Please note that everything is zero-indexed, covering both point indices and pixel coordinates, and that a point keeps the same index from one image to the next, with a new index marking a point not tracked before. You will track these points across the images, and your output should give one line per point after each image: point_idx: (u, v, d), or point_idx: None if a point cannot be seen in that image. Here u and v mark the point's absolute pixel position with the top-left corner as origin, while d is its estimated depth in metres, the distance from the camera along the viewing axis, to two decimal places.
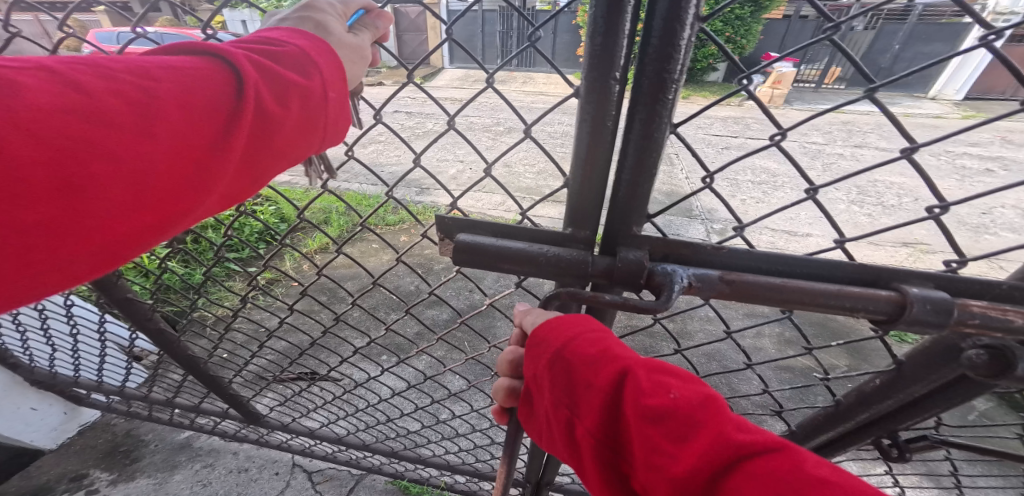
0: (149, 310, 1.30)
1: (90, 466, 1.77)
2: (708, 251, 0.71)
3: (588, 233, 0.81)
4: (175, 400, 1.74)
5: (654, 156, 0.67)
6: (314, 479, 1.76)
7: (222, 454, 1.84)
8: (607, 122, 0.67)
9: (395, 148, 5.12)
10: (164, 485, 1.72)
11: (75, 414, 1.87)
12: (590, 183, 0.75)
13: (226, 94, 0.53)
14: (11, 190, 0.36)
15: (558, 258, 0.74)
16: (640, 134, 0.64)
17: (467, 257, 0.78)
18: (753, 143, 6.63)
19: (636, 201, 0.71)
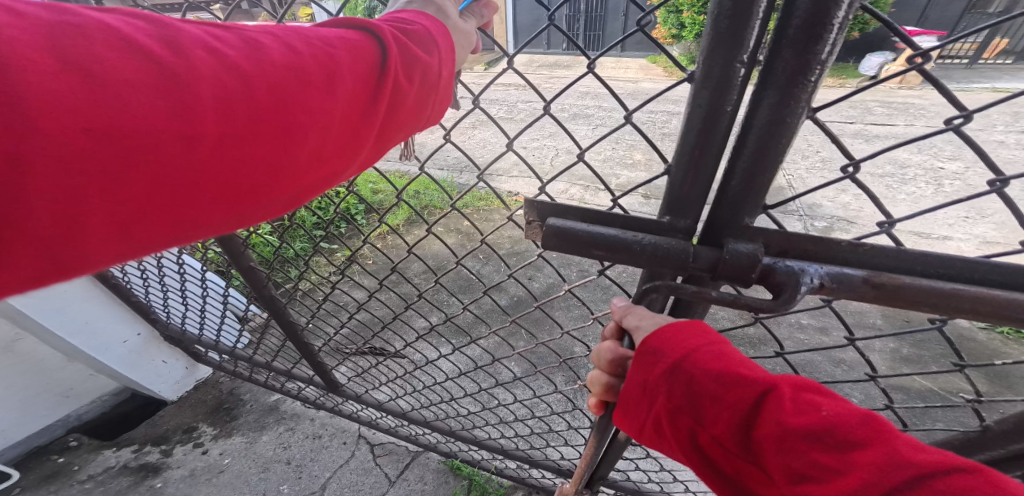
0: (265, 277, 1.43)
1: (199, 420, 1.98)
2: (841, 248, 0.54)
3: (688, 222, 0.62)
4: (272, 363, 1.91)
5: (785, 144, 0.49)
6: (375, 452, 1.84)
7: (302, 419, 1.98)
8: (726, 107, 0.50)
9: (464, 134, 5.21)
10: (254, 443, 1.88)
11: (193, 370, 2.15)
12: (694, 181, 0.58)
13: (366, 67, 0.49)
14: (165, 147, 0.34)
15: (655, 247, 0.59)
16: (768, 116, 0.47)
17: (557, 242, 0.65)
18: (869, 128, 5.64)
19: (753, 193, 0.54)
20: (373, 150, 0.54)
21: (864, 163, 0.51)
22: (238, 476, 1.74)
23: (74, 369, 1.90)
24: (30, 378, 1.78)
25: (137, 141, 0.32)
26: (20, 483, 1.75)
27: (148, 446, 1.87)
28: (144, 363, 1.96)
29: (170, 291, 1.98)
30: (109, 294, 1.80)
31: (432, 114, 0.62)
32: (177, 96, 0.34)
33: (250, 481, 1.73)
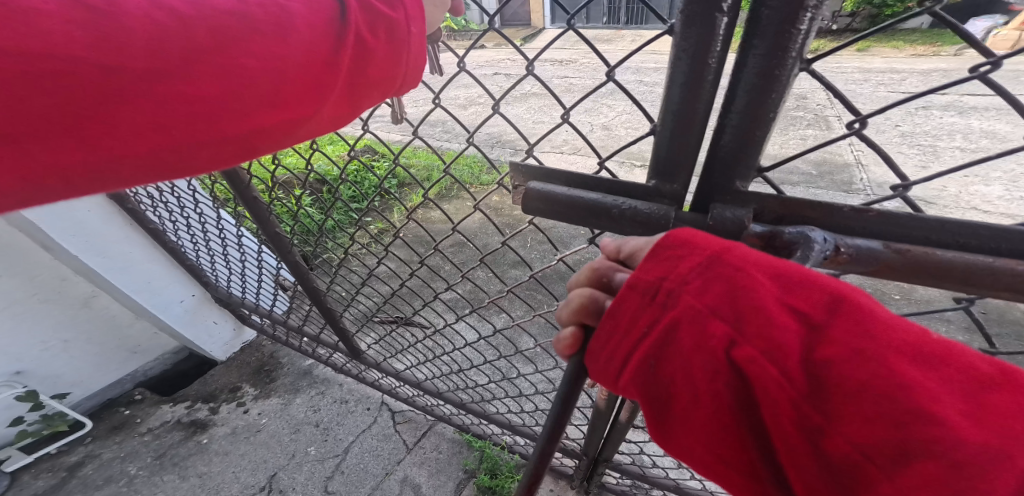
0: (289, 244, 1.50)
1: (243, 380, 2.16)
2: (843, 214, 0.46)
3: (676, 189, 0.55)
4: (303, 329, 2.02)
5: (777, 102, 0.43)
6: (395, 419, 1.92)
7: (331, 384, 2.09)
8: (712, 60, 0.43)
9: (494, 110, 5.18)
10: (289, 404, 2.02)
11: (239, 333, 2.34)
12: (682, 145, 0.51)
13: (321, 18, 0.52)
14: (123, 85, 0.42)
15: (635, 212, 0.55)
16: (759, 72, 0.41)
17: (538, 206, 0.62)
18: (952, 99, 4.98)
19: (745, 157, 0.48)
20: (339, 107, 0.57)
21: (871, 120, 0.44)
22: (273, 435, 1.89)
23: (140, 327, 2.13)
24: (104, 334, 2.02)
25: (101, 78, 0.41)
26: (93, 431, 1.96)
27: (198, 403, 2.07)
28: (197, 323, 2.15)
29: (215, 258, 2.13)
30: (167, 258, 1.98)
31: (409, 77, 0.63)
32: (139, 37, 0.42)
33: (283, 440, 1.87)
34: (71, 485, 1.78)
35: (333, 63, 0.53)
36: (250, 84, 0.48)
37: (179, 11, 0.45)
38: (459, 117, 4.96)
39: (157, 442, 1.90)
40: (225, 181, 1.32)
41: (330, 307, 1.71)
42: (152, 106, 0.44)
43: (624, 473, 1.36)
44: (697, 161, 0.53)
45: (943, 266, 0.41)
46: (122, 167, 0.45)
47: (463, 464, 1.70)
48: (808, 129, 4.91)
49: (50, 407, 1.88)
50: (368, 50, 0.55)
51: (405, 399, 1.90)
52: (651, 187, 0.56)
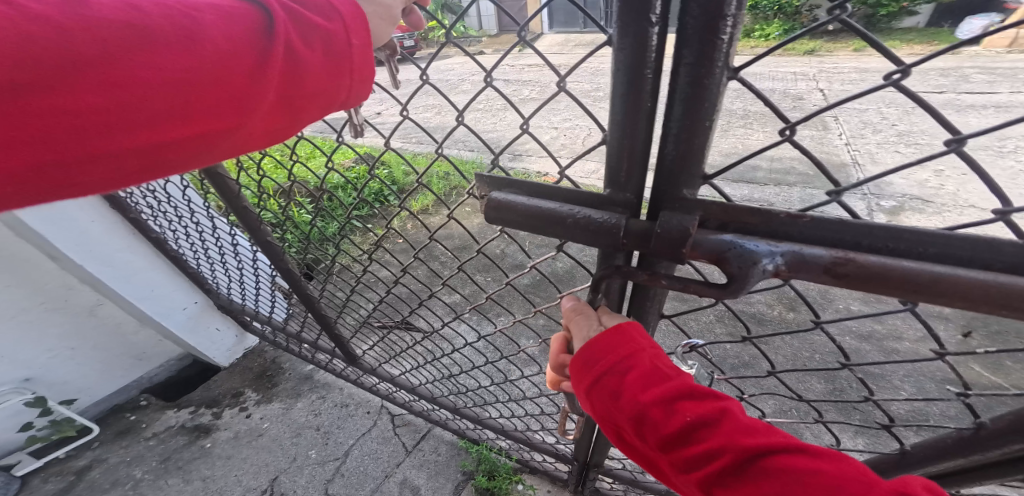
0: (281, 252, 1.58)
1: (245, 385, 2.20)
2: (781, 220, 0.52)
3: (628, 196, 0.67)
4: (301, 335, 2.07)
5: (708, 107, 0.52)
6: (395, 422, 1.95)
7: (332, 388, 2.13)
8: (647, 74, 0.54)
9: (494, 116, 5.22)
10: (291, 408, 2.06)
11: (242, 339, 2.38)
12: (632, 145, 0.62)
13: (260, 34, 0.52)
14: (30, 103, 0.38)
15: (587, 220, 0.65)
16: (689, 82, 0.50)
17: (502, 216, 0.73)
18: (953, 97, 4.98)
19: (689, 156, 0.56)
20: (272, 119, 0.56)
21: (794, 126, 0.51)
22: (274, 439, 1.92)
23: (145, 334, 2.18)
24: (111, 341, 2.07)
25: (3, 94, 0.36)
26: (101, 436, 2.01)
27: (202, 408, 2.10)
28: (200, 328, 2.19)
29: (216, 265, 2.19)
30: (168, 265, 2.02)
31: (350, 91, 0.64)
32: (41, 46, 0.38)
33: (284, 444, 1.90)
34: (78, 489, 1.81)
35: (263, 73, 0.52)
36: (169, 93, 0.45)
37: (86, 13, 0.40)
38: (459, 124, 5.02)
39: (162, 447, 1.93)
40: (216, 190, 1.38)
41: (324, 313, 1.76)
42: (56, 117, 0.39)
43: (617, 477, 1.37)
44: (647, 159, 0.65)
45: (884, 274, 0.44)
46: (34, 186, 0.41)
47: (461, 466, 1.73)
48: (805, 130, 4.94)
49: (60, 413, 1.92)
50: (303, 62, 0.55)
51: (401, 404, 1.93)
52: (607, 195, 0.68)
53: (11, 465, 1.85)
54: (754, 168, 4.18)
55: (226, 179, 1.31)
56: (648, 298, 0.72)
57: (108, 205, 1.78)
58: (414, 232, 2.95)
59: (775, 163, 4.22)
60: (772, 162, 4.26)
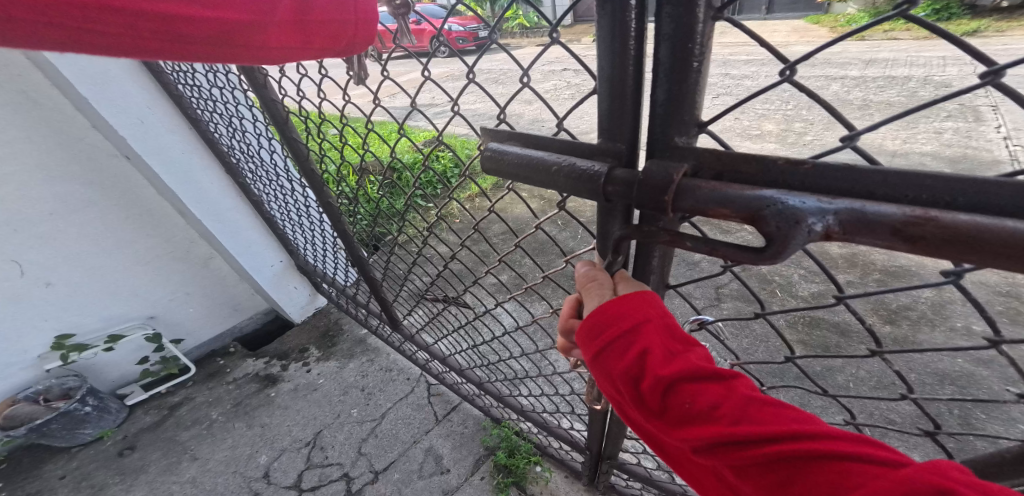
0: (340, 215, 1.72)
1: (310, 343, 2.46)
2: (781, 169, 0.39)
3: (623, 148, 0.54)
4: (358, 298, 2.25)
5: (695, 48, 0.41)
6: (430, 391, 2.03)
7: (379, 354, 2.29)
8: (630, 17, 0.45)
9: (561, 105, 5.18)
10: (344, 367, 2.26)
11: (313, 298, 2.68)
12: (623, 100, 0.51)
13: None
14: None
15: (571, 170, 0.55)
16: (670, 17, 0.40)
17: (498, 169, 0.65)
18: None
19: (679, 105, 0.45)
20: (278, 25, 0.55)
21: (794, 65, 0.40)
22: (325, 395, 2.12)
23: (240, 288, 2.56)
24: (214, 292, 2.47)
25: None
26: (194, 377, 2.35)
27: (274, 360, 2.39)
28: (283, 285, 2.51)
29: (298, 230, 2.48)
30: (262, 225, 2.34)
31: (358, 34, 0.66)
32: None
33: (332, 401, 2.09)
34: (168, 422, 2.10)
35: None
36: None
37: None
38: (528, 114, 5.06)
39: (236, 393, 2.21)
40: (291, 155, 1.54)
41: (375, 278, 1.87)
42: None
43: (632, 473, 1.33)
44: (640, 116, 0.52)
45: (975, 242, 0.28)
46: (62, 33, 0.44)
47: (483, 441, 1.75)
48: (946, 120, 4.05)
49: (168, 352, 2.31)
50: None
51: (436, 374, 2.00)
52: (599, 145, 0.55)
53: (126, 395, 2.25)
54: None
55: (298, 144, 1.47)
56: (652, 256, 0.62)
57: (222, 171, 2.11)
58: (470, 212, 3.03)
59: (896, 159, 3.53)
60: (891, 158, 3.57)
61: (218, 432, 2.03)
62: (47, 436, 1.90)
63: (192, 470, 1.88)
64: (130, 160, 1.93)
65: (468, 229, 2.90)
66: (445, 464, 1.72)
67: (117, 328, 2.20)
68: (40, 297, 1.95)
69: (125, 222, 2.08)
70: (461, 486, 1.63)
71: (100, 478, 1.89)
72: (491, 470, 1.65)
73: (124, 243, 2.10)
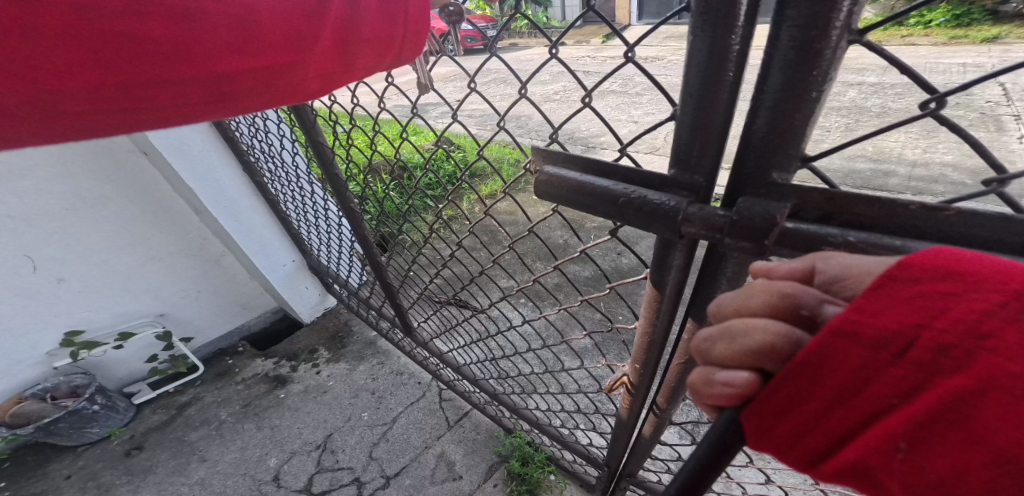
0: (359, 217, 1.70)
1: (321, 344, 2.45)
2: (910, 214, 0.38)
3: (702, 178, 0.53)
4: (371, 301, 2.24)
5: (820, 75, 0.38)
6: (443, 396, 2.02)
7: (391, 356, 2.28)
8: (733, 41, 0.43)
9: (571, 107, 5.16)
10: (355, 368, 2.25)
11: (323, 299, 2.66)
12: (712, 125, 0.50)
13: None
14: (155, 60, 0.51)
15: (643, 201, 0.56)
16: (794, 39, 0.37)
17: (552, 192, 0.68)
18: None
19: (784, 136, 0.43)
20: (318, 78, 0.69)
21: (948, 97, 0.36)
22: (336, 397, 2.10)
23: (251, 286, 2.55)
24: (225, 289, 2.46)
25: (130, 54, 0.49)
26: (203, 375, 2.34)
27: (283, 360, 2.38)
28: (295, 285, 2.49)
29: (313, 230, 2.46)
30: (278, 225, 2.33)
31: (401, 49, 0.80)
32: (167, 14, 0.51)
33: (343, 403, 2.07)
34: (176, 422, 2.09)
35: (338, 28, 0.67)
36: (267, 25, 0.58)
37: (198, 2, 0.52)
38: (537, 117, 5.03)
39: (245, 394, 2.19)
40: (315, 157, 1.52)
41: (391, 282, 1.86)
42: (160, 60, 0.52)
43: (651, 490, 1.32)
44: (726, 143, 0.51)
45: None
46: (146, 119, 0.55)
47: (497, 450, 1.72)
48: (967, 130, 3.94)
49: (177, 350, 2.30)
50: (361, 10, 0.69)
51: (448, 382, 1.98)
52: (671, 175, 0.56)
53: (132, 393, 2.24)
54: (883, 173, 3.47)
55: (324, 147, 1.45)
56: (720, 283, 0.61)
57: (242, 169, 2.10)
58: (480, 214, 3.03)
59: (915, 170, 3.43)
60: (911, 168, 3.47)
61: (226, 434, 2.02)
62: (54, 434, 1.89)
63: (201, 472, 1.86)
64: (149, 157, 1.91)
65: (478, 232, 2.89)
66: (458, 470, 1.69)
67: (128, 324, 2.19)
68: (53, 292, 1.95)
69: (141, 216, 2.06)
70: (475, 493, 1.61)
71: (107, 478, 1.88)
72: (505, 477, 1.63)
73: (138, 240, 2.10)
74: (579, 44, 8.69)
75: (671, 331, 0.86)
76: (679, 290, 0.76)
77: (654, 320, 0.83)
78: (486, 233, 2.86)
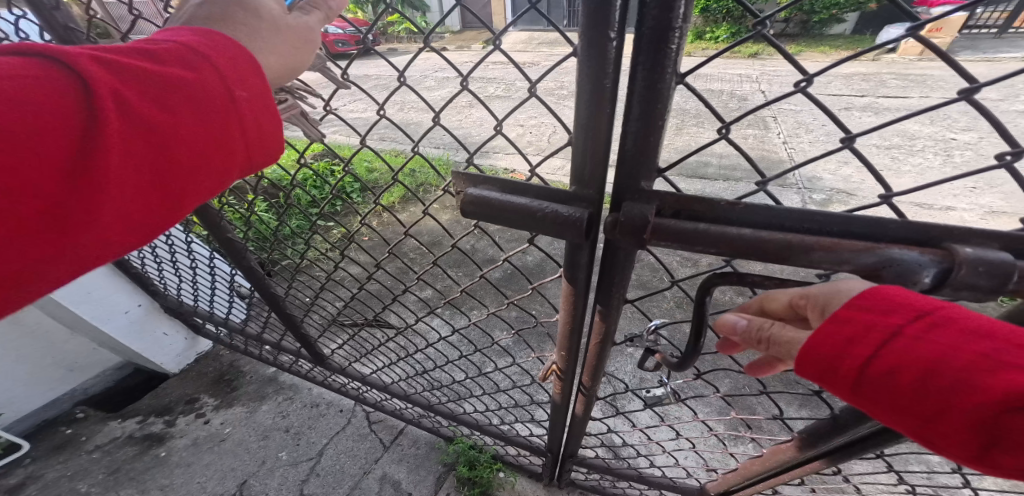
0: (244, 249, 1.51)
1: (201, 391, 2.11)
2: (723, 207, 0.58)
3: (594, 191, 0.71)
4: (263, 336, 2.00)
5: (662, 108, 0.57)
6: (371, 419, 1.96)
7: (299, 390, 2.09)
8: (606, 83, 0.59)
9: (461, 112, 5.30)
10: (255, 412, 2.00)
11: (194, 342, 2.26)
12: (595, 144, 0.66)
13: (87, 111, 0.44)
14: None
15: (556, 214, 0.72)
16: (645, 85, 0.55)
17: (477, 210, 0.78)
18: (880, 102, 5.54)
19: (644, 153, 0.61)
20: (132, 220, 0.49)
21: (733, 129, 0.64)
22: (238, 444, 1.86)
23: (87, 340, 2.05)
24: (42, 350, 1.91)
25: None
26: (31, 453, 1.85)
27: (152, 416, 2.00)
28: (146, 334, 2.05)
29: (164, 264, 2.04)
30: (111, 265, 1.88)
31: (251, 153, 0.59)
32: None
33: (251, 448, 1.85)
34: None
35: (102, 144, 0.44)
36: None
37: None
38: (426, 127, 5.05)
39: (109, 458, 1.81)
40: None
41: (291, 313, 1.73)
42: None
43: (591, 466, 1.54)
44: (609, 152, 0.69)
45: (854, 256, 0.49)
46: None
47: (441, 459, 1.78)
48: (752, 129, 5.34)
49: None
50: (142, 113, 0.47)
51: (374, 405, 1.93)
52: (573, 192, 0.73)
53: None
54: (708, 164, 4.46)
55: None
56: (617, 262, 0.82)
57: None
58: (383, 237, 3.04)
59: (723, 160, 4.48)
60: (721, 158, 4.51)
61: None
62: None
63: None
64: None
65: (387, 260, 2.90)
66: (405, 488, 1.70)
67: None
68: None
69: None
70: None
71: None
72: (455, 484, 1.70)
73: None
74: (459, 55, 9.01)
75: (585, 318, 1.05)
76: (586, 281, 0.95)
77: (571, 310, 1.01)
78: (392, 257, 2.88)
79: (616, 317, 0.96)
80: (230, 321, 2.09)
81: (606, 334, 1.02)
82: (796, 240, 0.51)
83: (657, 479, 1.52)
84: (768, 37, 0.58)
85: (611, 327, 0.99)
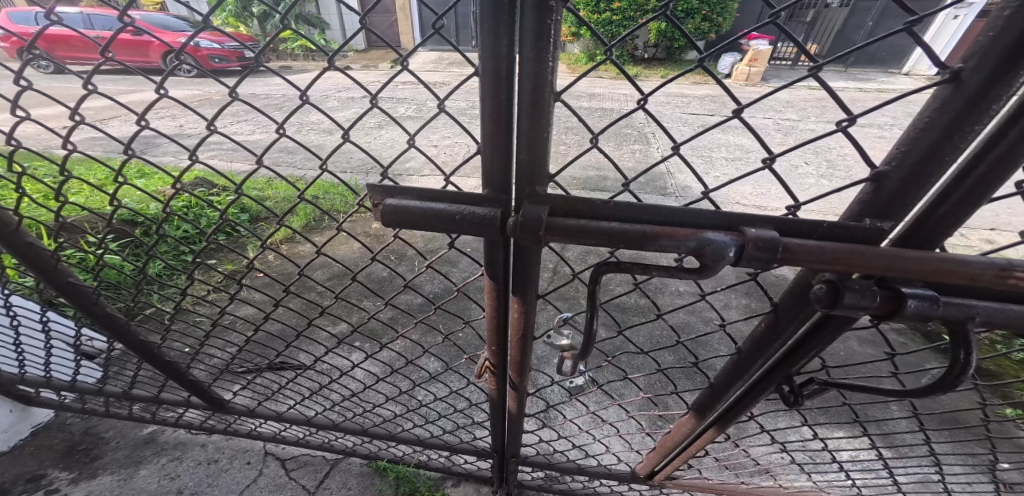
0: (94, 294, 1.23)
1: (47, 466, 1.73)
2: (600, 206, 0.69)
3: (505, 196, 0.78)
4: (133, 392, 1.65)
5: (547, 122, 0.69)
6: (287, 466, 1.77)
7: (189, 446, 1.81)
8: (505, 102, 0.68)
9: (367, 134, 5.15)
10: (129, 480, 1.70)
11: (25, 414, 1.80)
12: (498, 156, 0.74)
13: None
14: None
15: (473, 216, 0.76)
16: (532, 104, 0.66)
17: (396, 219, 0.77)
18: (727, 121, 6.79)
19: (536, 162, 0.73)
20: None
21: (599, 139, 0.77)
22: None
23: None
24: None
25: None
26: None
27: None
28: None
29: None
30: None
31: None
32: None
33: None
34: None
35: None
36: None
37: None
38: (329, 149, 4.76)
39: None
40: None
41: (170, 359, 1.50)
42: None
43: (534, 464, 1.63)
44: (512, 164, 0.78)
45: (679, 237, 0.61)
46: None
47: (378, 492, 1.70)
48: (637, 145, 6.14)
49: None
50: None
51: (295, 442, 1.76)
52: (486, 196, 0.79)
53: None
54: (605, 177, 4.99)
55: None
56: (527, 260, 0.92)
57: None
58: (289, 271, 2.83)
59: (616, 173, 5.06)
60: (616, 172, 5.07)
61: None
62: None
63: None
64: None
65: (295, 292, 2.69)
66: None
67: None
68: None
69: None
70: None
71: None
72: None
73: None
74: (361, 74, 8.76)
75: (507, 315, 1.13)
76: (503, 281, 1.01)
77: (496, 306, 1.07)
78: (299, 289, 2.70)
79: (535, 312, 1.06)
80: (78, 382, 1.68)
81: (525, 332, 1.10)
82: (651, 231, 0.62)
83: (594, 468, 1.64)
84: (612, 61, 0.72)
85: (531, 324, 1.08)
